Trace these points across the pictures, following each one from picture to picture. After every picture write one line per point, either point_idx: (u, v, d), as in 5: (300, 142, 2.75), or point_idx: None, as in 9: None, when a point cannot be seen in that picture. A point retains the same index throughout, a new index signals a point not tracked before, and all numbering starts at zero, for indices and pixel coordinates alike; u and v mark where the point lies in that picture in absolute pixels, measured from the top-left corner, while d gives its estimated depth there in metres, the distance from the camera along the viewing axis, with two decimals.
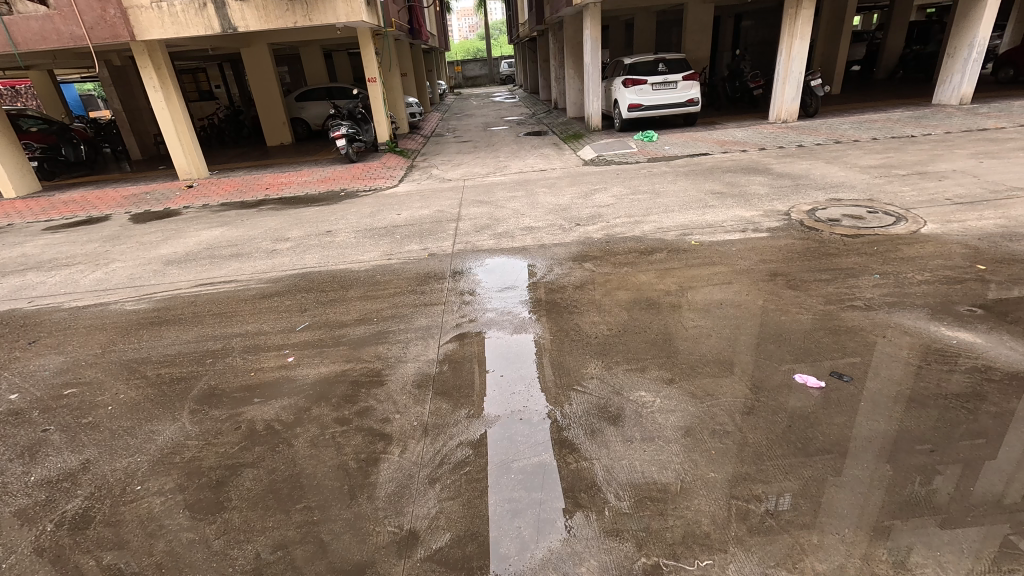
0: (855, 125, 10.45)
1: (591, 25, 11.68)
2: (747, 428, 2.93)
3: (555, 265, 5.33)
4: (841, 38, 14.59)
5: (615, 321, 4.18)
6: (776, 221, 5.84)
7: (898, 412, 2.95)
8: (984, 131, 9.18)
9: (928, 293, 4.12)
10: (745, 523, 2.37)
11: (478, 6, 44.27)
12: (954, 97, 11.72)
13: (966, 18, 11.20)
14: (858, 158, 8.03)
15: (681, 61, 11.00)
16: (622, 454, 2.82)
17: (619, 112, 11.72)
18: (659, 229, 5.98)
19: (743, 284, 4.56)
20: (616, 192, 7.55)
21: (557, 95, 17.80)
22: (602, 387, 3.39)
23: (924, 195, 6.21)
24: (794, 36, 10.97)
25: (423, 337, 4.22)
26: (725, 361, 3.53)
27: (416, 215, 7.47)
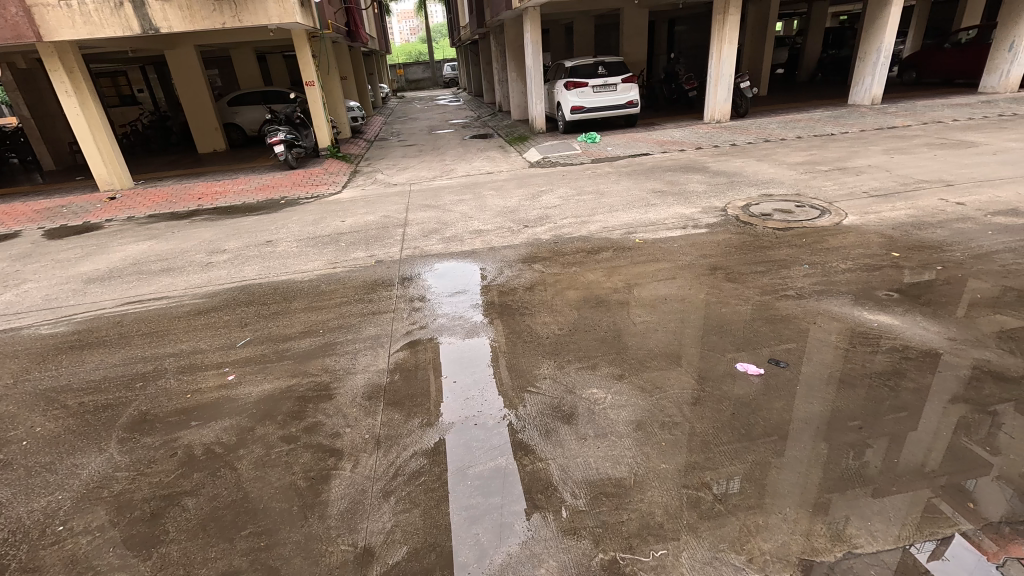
0: (782, 124, 11.09)
1: (531, 29, 11.80)
2: (695, 418, 3.03)
3: (505, 267, 5.34)
4: (766, 43, 15.46)
5: (567, 320, 4.23)
6: (714, 217, 6.11)
7: (829, 393, 3.14)
8: (893, 128, 9.99)
9: (851, 280, 4.42)
10: (696, 510, 2.45)
11: (418, 9, 43.90)
12: (866, 98, 12.67)
13: (874, 25, 12.16)
14: (785, 156, 8.54)
15: (620, 64, 11.32)
16: (577, 452, 2.86)
17: (562, 114, 11.91)
18: (605, 228, 6.12)
19: (685, 279, 4.73)
20: (562, 193, 7.66)
21: (502, 97, 17.88)
22: (555, 386, 3.42)
23: (845, 189, 6.67)
24: (723, 40, 11.52)
25: (373, 347, 4.11)
26: (672, 354, 3.65)
27: (361, 221, 7.29)
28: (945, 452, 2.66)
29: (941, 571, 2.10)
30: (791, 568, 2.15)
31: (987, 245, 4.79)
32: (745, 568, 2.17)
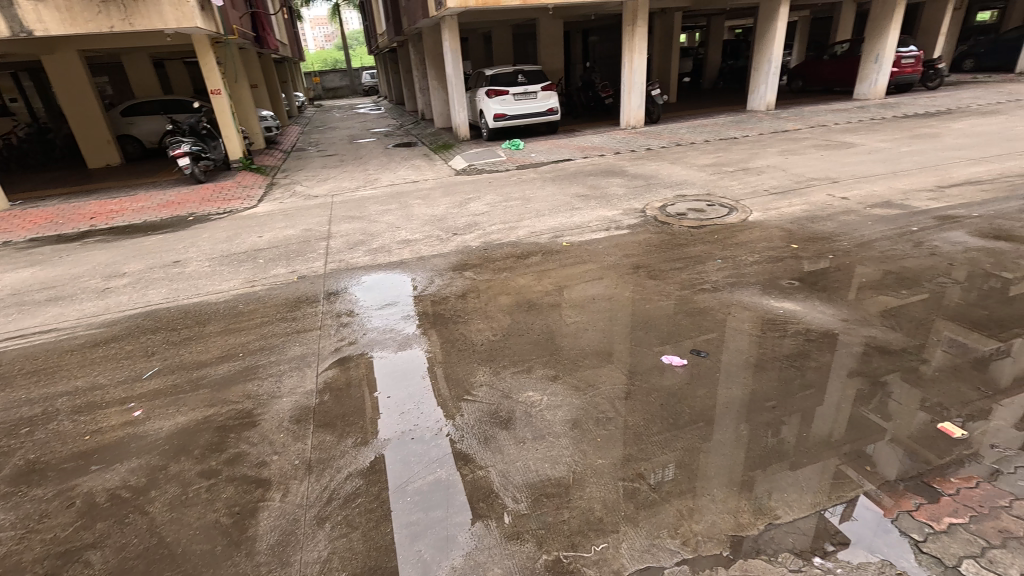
0: (691, 129, 11.85)
1: (449, 37, 11.80)
2: (627, 412, 3.14)
3: (436, 277, 5.28)
4: (672, 53, 16.48)
5: (500, 326, 4.25)
6: (634, 218, 6.40)
7: (745, 377, 3.38)
8: (786, 131, 10.98)
9: (759, 272, 4.79)
10: (633, 501, 2.54)
11: (332, 16, 42.62)
12: (762, 104, 13.84)
13: (764, 38, 13.33)
14: (695, 159, 9.12)
15: (538, 73, 11.60)
16: (516, 456, 2.87)
17: (484, 122, 12.00)
18: (533, 233, 6.22)
19: (611, 279, 4.91)
20: (489, 199, 7.71)
21: (424, 105, 17.74)
22: (492, 393, 3.42)
23: (748, 188, 7.23)
24: (634, 50, 12.15)
25: (299, 368, 3.90)
26: (602, 352, 3.78)
27: (280, 236, 6.93)
28: (846, 423, 2.94)
29: (849, 530, 2.31)
30: (722, 545, 2.29)
31: (869, 234, 5.37)
32: (680, 551, 2.27)
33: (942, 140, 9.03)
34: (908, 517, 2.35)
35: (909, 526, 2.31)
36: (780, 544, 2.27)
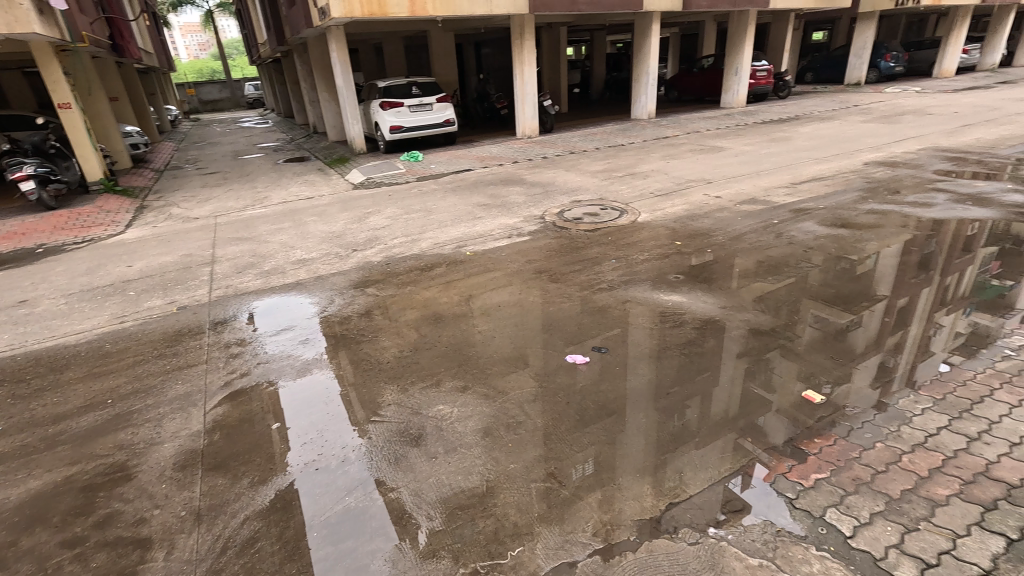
0: (583, 138, 12.48)
1: (336, 48, 11.43)
2: (536, 414, 3.22)
3: (336, 296, 5.06)
4: (560, 66, 17.28)
5: (407, 341, 4.17)
6: (534, 225, 6.59)
7: (643, 368, 3.60)
8: (666, 138, 11.94)
9: (649, 269, 5.15)
10: (546, 500, 2.60)
11: (205, 23, 39.52)
12: (644, 113, 14.94)
13: (641, 52, 14.41)
14: (587, 165, 9.61)
15: (433, 84, 11.60)
16: (428, 473, 2.82)
17: (381, 134, 11.74)
18: (436, 244, 6.18)
19: (515, 285, 5.01)
20: (390, 213, 7.55)
21: (316, 118, 16.99)
22: (400, 411, 3.34)
23: (636, 191, 7.75)
24: (524, 63, 12.58)
25: (182, 408, 3.53)
26: (509, 358, 3.83)
27: (155, 263, 6.26)
28: (730, 400, 3.24)
29: (737, 497, 2.54)
30: (629, 530, 2.41)
31: (738, 228, 5.99)
32: (592, 542, 2.36)
33: (792, 143, 10.32)
34: (783, 478, 2.63)
35: (784, 486, 2.59)
36: (680, 520, 2.44)
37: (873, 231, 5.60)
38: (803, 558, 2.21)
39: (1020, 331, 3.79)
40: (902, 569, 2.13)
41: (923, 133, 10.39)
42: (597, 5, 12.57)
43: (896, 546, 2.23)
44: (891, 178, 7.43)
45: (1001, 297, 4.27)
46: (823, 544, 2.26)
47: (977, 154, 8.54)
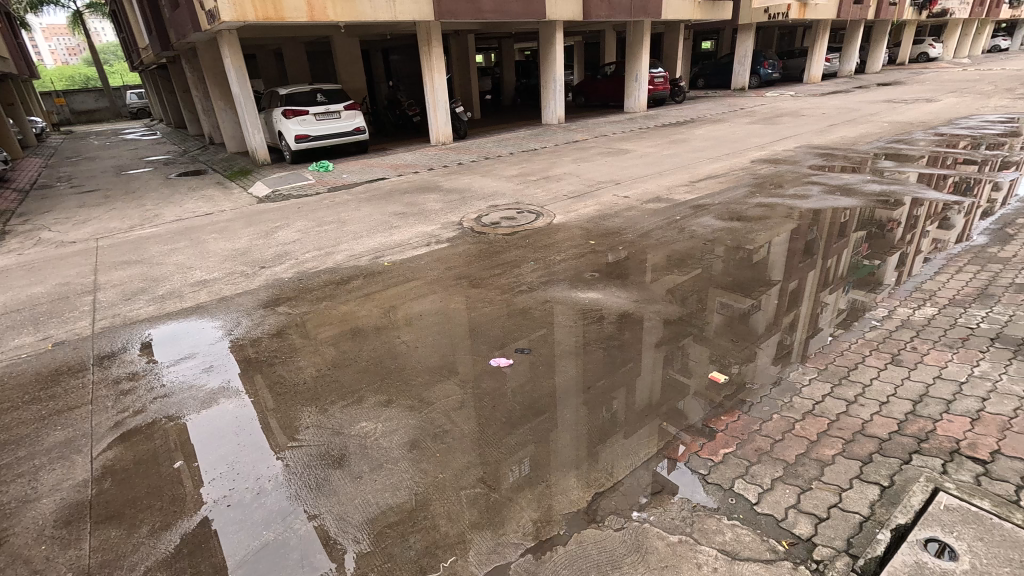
0: (497, 143, 12.63)
1: (230, 53, 10.73)
2: (464, 421, 3.20)
3: (243, 317, 4.73)
4: (471, 73, 17.39)
5: (324, 359, 3.98)
6: (452, 231, 6.57)
7: (565, 365, 3.70)
8: (576, 142, 12.40)
9: (567, 268, 5.31)
10: (477, 506, 2.59)
11: (73, 25, 35.48)
12: (554, 118, 15.40)
13: (548, 60, 14.87)
14: (503, 170, 9.75)
15: (339, 91, 11.23)
16: (353, 494, 2.71)
17: (286, 143, 11.17)
18: (352, 257, 5.97)
19: (437, 293, 4.96)
20: (300, 226, 7.19)
21: (212, 128, 15.81)
22: (320, 433, 3.18)
23: (550, 194, 7.98)
24: (433, 70, 12.53)
25: (63, 457, 3.13)
26: (433, 367, 3.79)
27: (22, 296, 5.51)
28: (646, 388, 3.41)
29: (657, 480, 2.68)
30: (559, 524, 2.46)
31: (646, 226, 6.34)
32: (524, 541, 2.39)
33: (689, 144, 11.11)
34: (696, 457, 2.82)
35: (698, 463, 2.77)
36: (606, 508, 2.53)
37: (762, 222, 6.15)
38: (717, 528, 2.38)
39: (884, 304, 4.33)
40: (799, 526, 2.35)
41: (798, 133, 11.60)
42: (501, 13, 12.81)
43: (793, 506, 2.46)
44: (774, 174, 8.22)
45: (868, 275, 4.86)
46: (734, 513, 2.45)
47: (842, 150, 9.67)
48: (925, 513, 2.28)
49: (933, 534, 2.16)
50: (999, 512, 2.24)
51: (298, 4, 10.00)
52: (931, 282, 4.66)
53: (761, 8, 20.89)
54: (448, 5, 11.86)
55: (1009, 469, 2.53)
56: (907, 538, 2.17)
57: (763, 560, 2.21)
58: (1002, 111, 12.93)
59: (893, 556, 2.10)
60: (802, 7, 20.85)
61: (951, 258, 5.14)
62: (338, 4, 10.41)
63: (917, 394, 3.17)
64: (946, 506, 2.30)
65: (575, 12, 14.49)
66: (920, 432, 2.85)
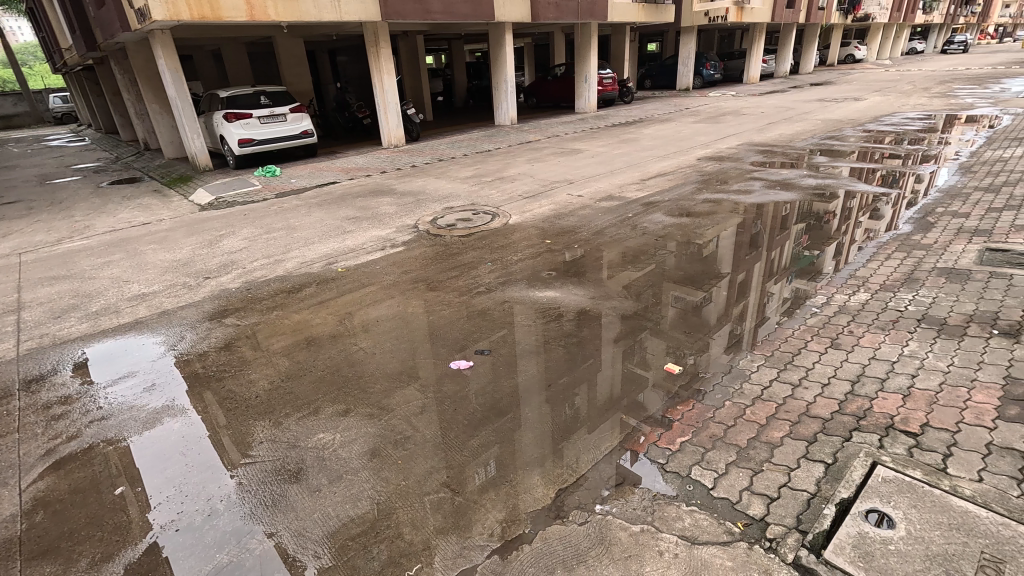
0: (451, 145, 12.56)
1: (163, 54, 10.18)
2: (425, 426, 3.16)
3: (188, 331, 4.50)
4: (421, 74, 17.22)
5: (277, 371, 3.84)
6: (408, 234, 6.48)
7: (525, 364, 3.72)
8: (530, 142, 12.49)
9: (524, 268, 5.34)
10: (441, 511, 2.56)
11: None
12: (507, 119, 15.46)
13: (498, 61, 14.91)
14: (457, 172, 9.70)
15: (284, 94, 10.87)
16: (311, 508, 2.62)
17: (228, 148, 10.70)
18: (303, 263, 5.79)
19: (393, 297, 4.88)
20: (246, 234, 6.91)
21: (146, 133, 14.97)
22: (275, 447, 3.06)
23: (506, 194, 8.00)
24: (382, 71, 12.33)
25: None
26: (392, 373, 3.72)
27: None
28: (606, 383, 3.47)
29: (619, 472, 2.73)
30: (524, 523, 2.47)
31: (600, 224, 6.46)
32: (489, 543, 2.38)
33: (639, 143, 11.41)
34: (654, 447, 2.89)
35: (656, 453, 2.84)
36: (570, 504, 2.56)
37: (710, 217, 6.39)
38: (676, 515, 2.45)
39: (823, 291, 4.59)
40: (753, 507, 2.45)
41: (740, 131, 12.12)
42: (450, 14, 12.76)
43: (747, 488, 2.56)
44: (719, 171, 8.55)
45: (808, 265, 5.13)
46: (691, 499, 2.53)
47: (781, 147, 10.17)
48: (865, 486, 2.43)
49: (873, 505, 2.31)
50: (928, 481, 2.42)
51: (236, 3, 9.61)
52: (864, 269, 4.97)
53: (701, 12, 21.72)
54: (395, 6, 11.71)
55: (936, 440, 2.73)
56: (850, 511, 2.30)
57: (721, 542, 2.29)
58: (920, 108, 13.96)
59: (838, 530, 2.22)
60: (739, 11, 21.83)
61: (881, 246, 5.49)
62: (279, 4, 10.07)
63: (854, 375, 3.38)
64: (883, 479, 2.46)
65: (523, 14, 14.59)
66: (859, 410, 3.03)
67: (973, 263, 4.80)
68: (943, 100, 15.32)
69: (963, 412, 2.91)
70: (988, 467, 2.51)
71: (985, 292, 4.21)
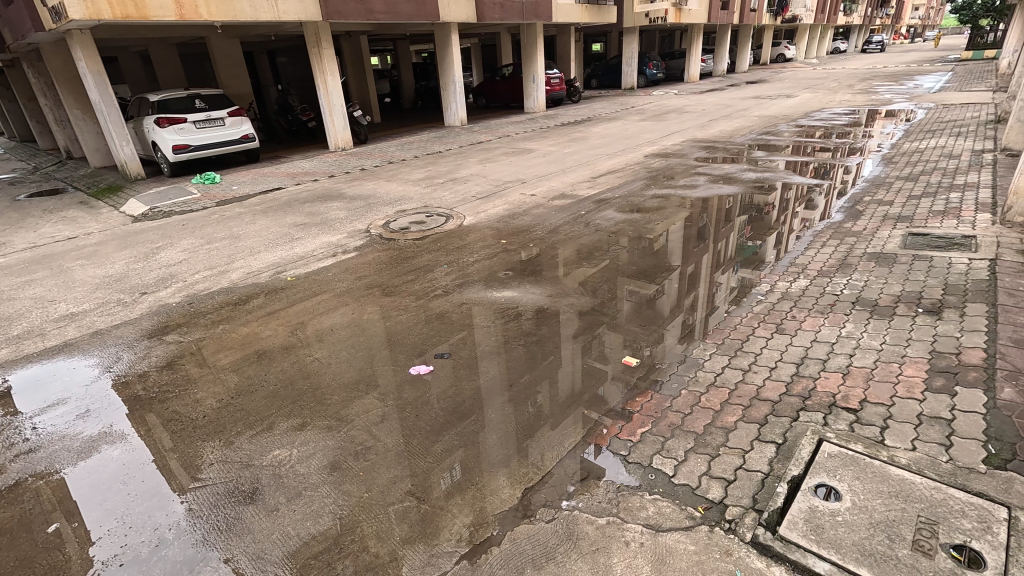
0: (400, 147, 12.37)
1: (83, 56, 9.49)
2: (386, 435, 3.09)
3: (125, 350, 4.22)
4: (367, 75, 16.86)
5: (226, 388, 3.65)
6: (360, 240, 6.33)
7: (487, 365, 3.70)
8: (481, 142, 12.46)
9: (480, 269, 5.33)
10: (407, 521, 2.51)
11: None
12: (456, 119, 15.38)
13: (445, 61, 14.80)
14: (408, 174, 9.55)
15: (221, 97, 10.38)
16: (269, 529, 2.51)
17: (162, 155, 10.11)
18: (249, 274, 5.55)
19: (348, 305, 4.75)
20: (186, 244, 6.55)
21: (67, 140, 13.92)
22: (226, 468, 2.91)
23: (459, 196, 7.95)
24: (325, 73, 11.98)
25: None
26: (350, 383, 3.62)
27: None
28: (568, 380, 3.50)
29: (584, 467, 2.77)
30: (493, 525, 2.46)
31: (554, 222, 6.53)
32: (458, 548, 2.35)
33: (588, 141, 11.62)
34: (616, 439, 2.95)
35: (618, 446, 2.90)
36: (537, 502, 2.57)
37: (659, 213, 6.58)
38: (640, 505, 2.50)
39: (767, 279, 4.81)
40: (712, 491, 2.53)
41: (684, 128, 12.57)
42: (394, 14, 12.54)
43: (705, 473, 2.65)
44: (666, 167, 8.83)
45: (752, 255, 5.37)
46: (654, 488, 2.59)
47: (722, 142, 10.61)
48: (814, 462, 2.56)
49: (822, 480, 2.45)
50: (869, 453, 2.59)
51: (164, 2, 9.10)
52: (802, 257, 5.25)
53: (642, 13, 22.34)
54: (336, 6, 11.40)
55: (874, 414, 2.91)
56: (801, 487, 2.43)
57: (684, 528, 2.35)
58: (845, 104, 14.90)
59: (790, 505, 2.34)
60: (678, 12, 22.60)
61: (817, 234, 5.82)
62: (211, 3, 9.60)
63: (799, 357, 3.56)
64: (829, 454, 2.61)
65: (468, 14, 14.56)
66: (804, 390, 3.20)
67: (898, 247, 5.16)
68: (865, 95, 16.42)
69: (896, 386, 3.12)
70: (920, 436, 2.70)
71: (910, 274, 4.54)
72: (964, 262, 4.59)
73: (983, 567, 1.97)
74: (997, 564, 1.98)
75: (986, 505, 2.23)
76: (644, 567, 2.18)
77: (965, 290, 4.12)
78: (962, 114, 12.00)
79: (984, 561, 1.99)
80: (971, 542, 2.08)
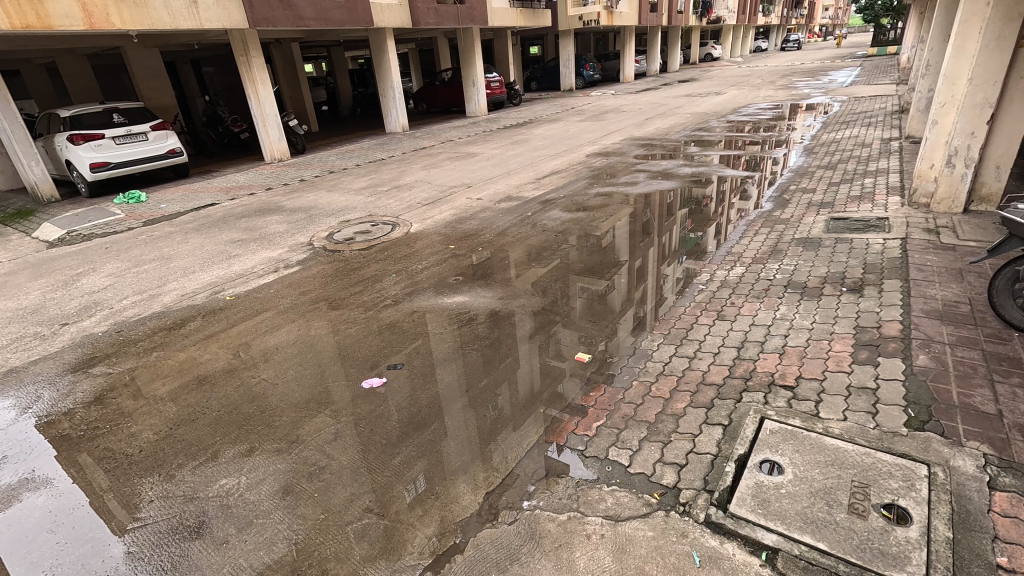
0: (340, 155, 12.06)
1: None
2: (342, 452, 3.01)
3: (47, 389, 3.88)
4: (302, 83, 16.33)
5: (163, 418, 3.43)
6: (302, 253, 6.14)
7: (442, 375, 3.64)
8: (423, 148, 12.35)
9: (429, 276, 5.28)
10: (367, 540, 2.44)
11: None
12: (398, 126, 15.19)
13: (383, 66, 14.58)
14: (350, 183, 9.34)
15: (142, 111, 9.80)
16: (218, 563, 2.39)
17: (77, 174, 9.41)
18: (183, 295, 5.26)
19: (294, 321, 4.59)
20: (110, 269, 6.13)
21: None
22: (168, 504, 2.74)
23: (404, 203, 7.83)
24: (256, 82, 11.53)
25: None
26: (301, 402, 3.48)
27: None
28: (530, 380, 3.53)
29: (549, 464, 2.80)
30: (456, 533, 2.44)
31: (501, 224, 6.57)
32: (421, 560, 2.32)
33: (530, 143, 11.76)
34: (573, 436, 2.99)
35: (575, 442, 2.94)
36: (499, 505, 2.58)
37: (603, 210, 6.74)
38: (599, 497, 2.55)
39: (707, 268, 5.04)
40: (666, 477, 2.62)
41: (621, 127, 12.92)
42: (325, 20, 12.20)
43: (659, 459, 2.74)
44: (608, 165, 9.06)
45: (694, 246, 5.61)
46: (611, 480, 2.65)
47: (659, 140, 10.98)
48: (757, 440, 2.71)
49: (765, 456, 2.58)
50: (806, 427, 2.76)
51: (70, 10, 8.48)
52: (738, 245, 5.54)
53: (575, 15, 22.77)
54: (262, 12, 10.97)
55: (809, 389, 3.10)
56: (748, 465, 2.56)
57: (642, 515, 2.42)
58: (769, 100, 15.80)
59: (739, 483, 2.46)
60: (609, 15, 23.23)
61: (750, 223, 6.15)
62: (124, 10, 9.02)
63: (739, 341, 3.75)
64: (771, 431, 2.76)
65: (402, 19, 14.38)
66: (746, 372, 3.37)
67: (822, 231, 5.53)
68: (785, 91, 17.47)
69: (827, 361, 3.35)
70: (850, 406, 2.91)
71: (835, 256, 4.88)
72: (880, 242, 4.98)
73: (910, 522, 2.15)
74: (921, 517, 2.16)
75: (909, 465, 2.43)
76: (606, 558, 2.23)
77: (881, 268, 4.46)
78: (871, 106, 13.00)
79: (909, 517, 2.17)
80: (898, 500, 2.25)
